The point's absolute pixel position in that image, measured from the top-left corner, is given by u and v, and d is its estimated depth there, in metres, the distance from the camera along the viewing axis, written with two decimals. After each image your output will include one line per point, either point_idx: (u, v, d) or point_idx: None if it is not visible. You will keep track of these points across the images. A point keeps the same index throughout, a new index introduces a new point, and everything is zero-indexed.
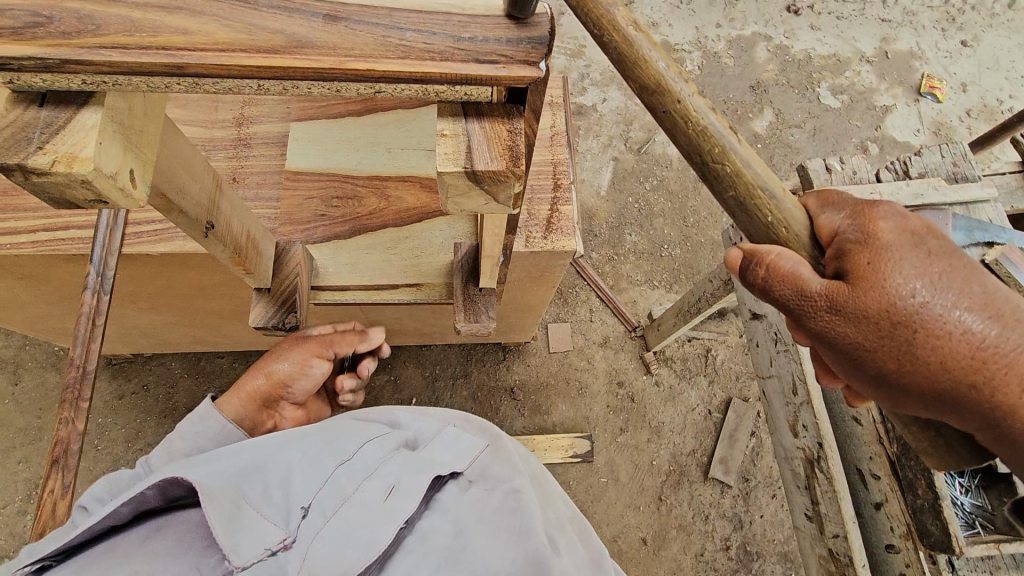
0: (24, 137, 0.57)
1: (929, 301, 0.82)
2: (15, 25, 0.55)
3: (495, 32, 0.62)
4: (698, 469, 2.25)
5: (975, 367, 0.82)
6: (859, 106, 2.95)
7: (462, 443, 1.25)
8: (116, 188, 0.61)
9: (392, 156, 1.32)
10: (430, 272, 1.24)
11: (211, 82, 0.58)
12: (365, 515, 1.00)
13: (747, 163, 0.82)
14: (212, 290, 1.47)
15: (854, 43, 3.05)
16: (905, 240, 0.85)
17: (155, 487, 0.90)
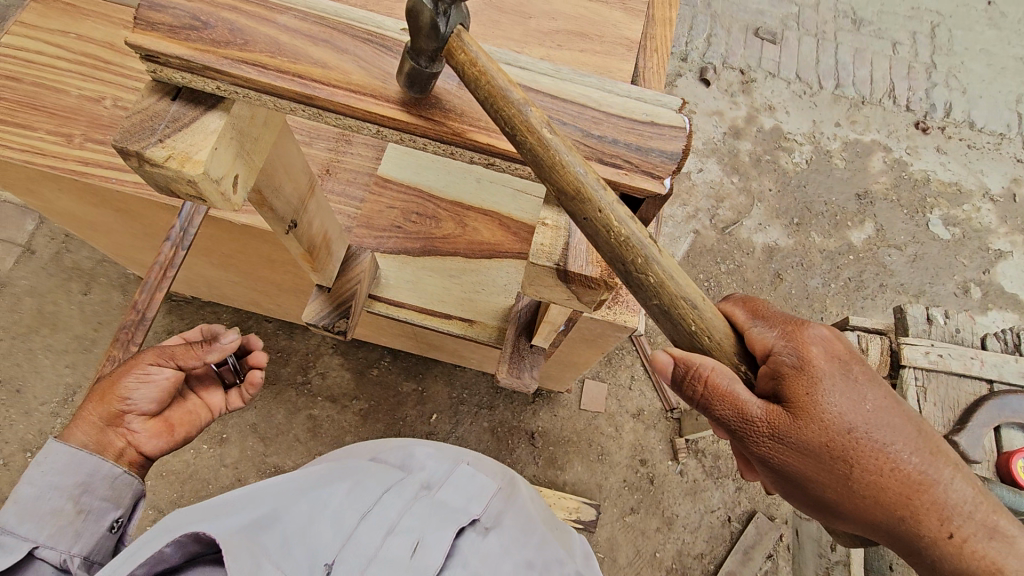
0: (151, 127, 0.69)
1: (850, 424, 0.91)
2: (189, 34, 0.70)
3: (619, 141, 0.76)
4: (701, 575, 2.15)
5: (897, 497, 0.91)
6: (970, 243, 2.75)
7: (474, 482, 1.30)
8: (217, 191, 0.70)
9: (480, 186, 1.31)
10: (487, 313, 1.22)
11: (333, 118, 0.73)
12: (388, 570, 1.03)
13: (671, 276, 0.74)
14: (280, 266, 1.51)
15: (981, 176, 2.86)
16: (832, 367, 0.93)
17: (172, 545, 0.98)
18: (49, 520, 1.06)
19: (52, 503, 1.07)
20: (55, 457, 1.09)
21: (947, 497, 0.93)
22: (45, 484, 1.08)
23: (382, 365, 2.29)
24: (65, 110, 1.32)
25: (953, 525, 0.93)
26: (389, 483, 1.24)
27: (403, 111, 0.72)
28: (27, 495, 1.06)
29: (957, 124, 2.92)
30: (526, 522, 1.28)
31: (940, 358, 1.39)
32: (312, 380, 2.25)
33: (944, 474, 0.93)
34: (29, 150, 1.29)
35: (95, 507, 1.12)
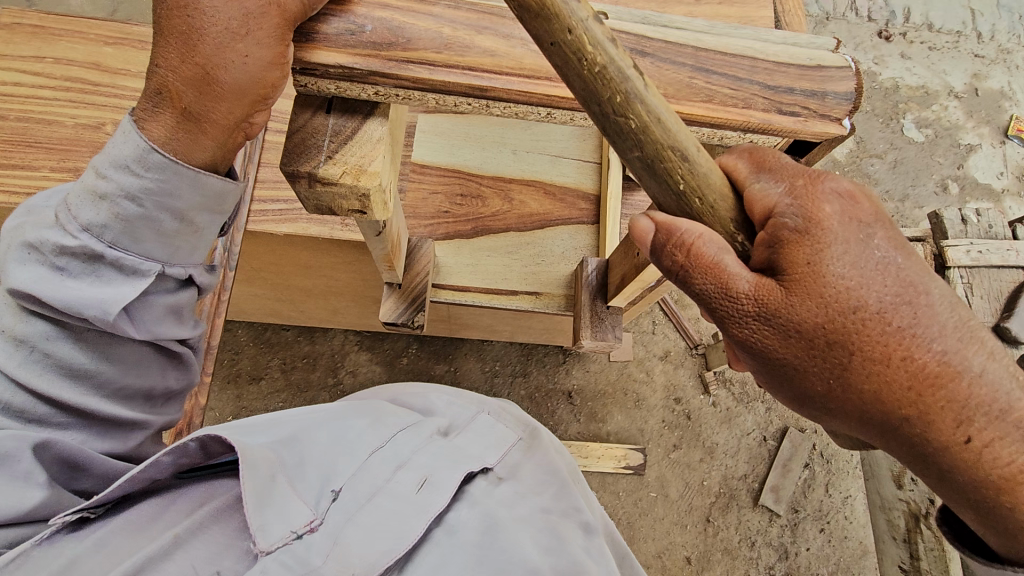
0: (316, 144, 0.69)
1: (864, 304, 0.69)
2: (346, 40, 0.66)
3: (795, 89, 0.75)
4: (748, 494, 2.27)
5: (915, 394, 0.69)
6: (942, 142, 2.87)
7: (496, 429, 1.04)
8: (381, 200, 0.72)
9: (517, 157, 1.30)
10: (551, 282, 1.23)
11: (501, 109, 0.70)
12: (391, 509, 0.84)
13: (659, 121, 0.64)
14: (313, 271, 1.46)
15: (944, 76, 2.95)
16: (850, 230, 0.70)
17: (197, 441, 0.77)
18: (165, 240, 0.82)
19: (155, 217, 0.79)
20: (161, 174, 0.77)
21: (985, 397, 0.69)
22: (152, 204, 0.78)
23: (410, 353, 2.26)
24: (64, 142, 1.22)
25: (989, 434, 0.69)
26: (406, 416, 1.02)
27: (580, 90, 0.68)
28: (131, 214, 0.77)
29: (916, 28, 2.99)
30: (553, 470, 0.99)
31: (979, 254, 1.50)
32: (343, 380, 2.21)
33: (980, 366, 0.70)
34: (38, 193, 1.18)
35: (208, 223, 0.86)
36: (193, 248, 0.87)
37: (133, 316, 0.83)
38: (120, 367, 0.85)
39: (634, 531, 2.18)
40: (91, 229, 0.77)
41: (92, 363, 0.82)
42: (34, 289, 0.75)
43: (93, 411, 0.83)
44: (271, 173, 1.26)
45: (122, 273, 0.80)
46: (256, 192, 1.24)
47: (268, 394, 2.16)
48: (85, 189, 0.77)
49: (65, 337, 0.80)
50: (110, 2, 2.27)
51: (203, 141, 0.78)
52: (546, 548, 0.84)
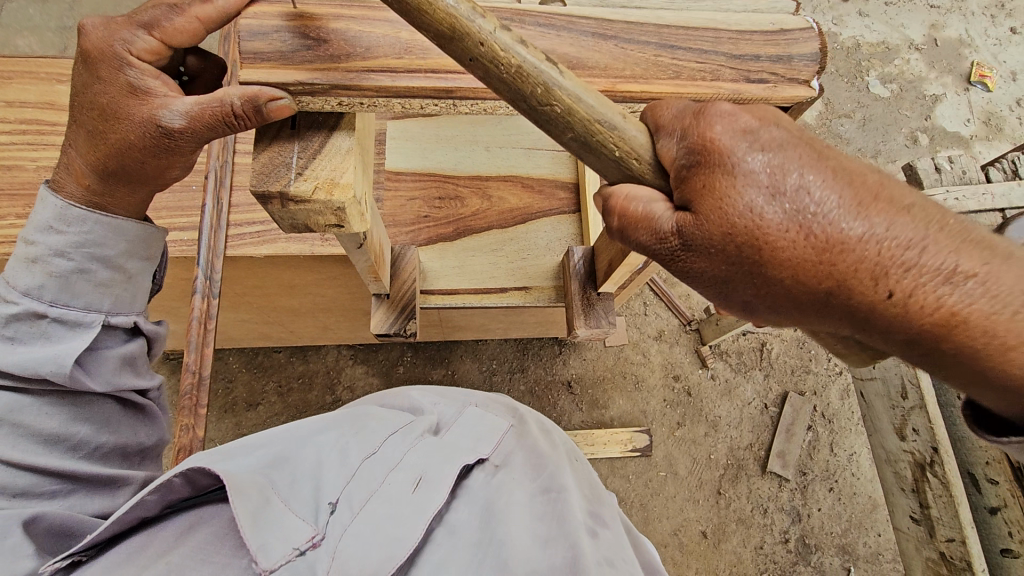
0: (286, 164, 0.68)
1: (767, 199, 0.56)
2: (305, 56, 0.65)
3: (760, 56, 0.71)
4: (755, 463, 2.28)
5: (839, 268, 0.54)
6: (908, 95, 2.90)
7: (485, 422, 1.05)
8: (358, 211, 0.71)
9: (491, 154, 1.29)
10: (540, 276, 1.22)
11: (468, 106, 0.68)
12: (389, 511, 0.83)
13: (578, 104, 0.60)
14: (299, 290, 1.44)
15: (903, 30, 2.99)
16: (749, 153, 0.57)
17: (181, 477, 0.77)
18: (96, 289, 0.88)
19: (87, 268, 0.86)
20: (83, 225, 0.85)
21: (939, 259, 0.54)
22: (82, 256, 0.86)
23: (406, 361, 2.25)
24: (26, 188, 1.18)
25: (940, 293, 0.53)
26: (396, 420, 1.03)
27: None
28: (64, 268, 0.84)
29: None
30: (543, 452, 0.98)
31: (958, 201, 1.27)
32: (342, 397, 2.19)
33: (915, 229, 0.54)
34: (5, 242, 1.14)
35: (140, 269, 0.93)
36: (130, 295, 0.92)
37: (87, 370, 0.86)
38: (89, 426, 0.87)
39: (648, 512, 2.20)
40: (30, 292, 0.83)
41: (63, 426, 0.83)
42: None
43: (75, 473, 0.83)
44: (244, 196, 1.24)
45: (65, 327, 0.85)
46: (230, 216, 1.22)
47: (267, 420, 2.14)
48: (18, 260, 0.84)
49: (29, 407, 0.82)
50: (59, 40, 2.22)
51: (122, 190, 0.87)
52: (544, 532, 0.84)
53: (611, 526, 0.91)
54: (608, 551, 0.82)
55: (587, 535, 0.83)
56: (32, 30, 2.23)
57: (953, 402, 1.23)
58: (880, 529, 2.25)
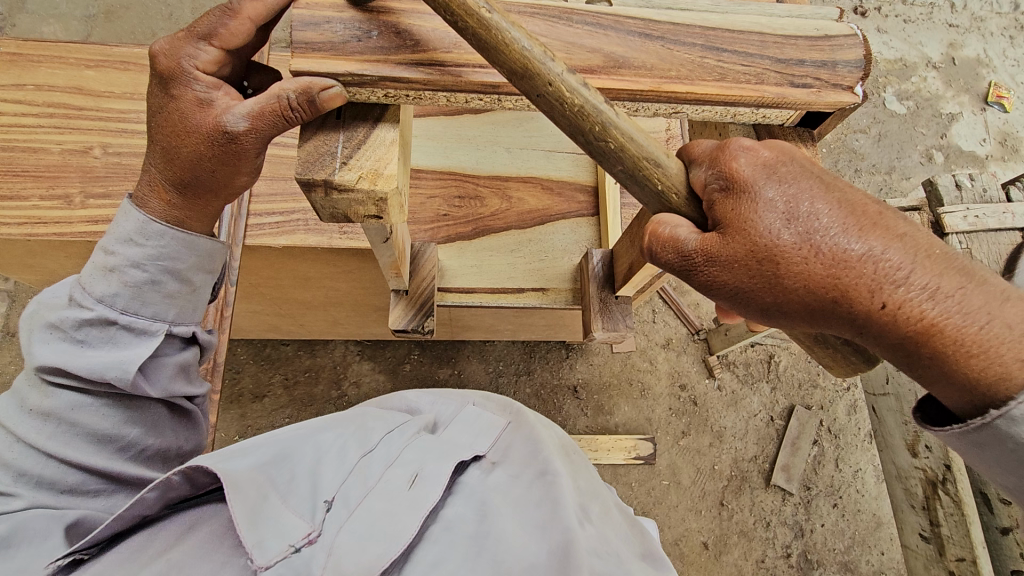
0: (329, 151, 0.68)
1: (786, 227, 0.64)
2: (353, 47, 0.66)
3: (805, 60, 0.71)
4: (759, 475, 2.28)
5: (844, 282, 0.62)
6: (924, 113, 2.90)
7: (481, 421, 1.10)
8: (398, 202, 0.70)
9: (513, 155, 1.29)
10: (557, 277, 1.22)
11: (511, 101, 0.70)
12: (386, 506, 0.84)
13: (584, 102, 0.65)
14: (313, 282, 1.45)
15: (921, 48, 3.00)
16: (765, 191, 0.66)
17: (181, 474, 0.77)
18: (166, 301, 0.89)
19: (158, 280, 0.87)
20: (159, 240, 0.87)
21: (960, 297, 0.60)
22: (154, 268, 0.87)
23: (413, 359, 2.25)
24: (51, 169, 1.19)
25: (923, 309, 0.60)
26: (392, 422, 1.06)
27: (595, 77, 0.67)
28: (136, 280, 0.85)
29: (890, 2, 3.04)
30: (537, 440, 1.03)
31: (978, 219, 1.24)
32: (348, 392, 2.19)
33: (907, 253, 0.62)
34: (26, 222, 1.15)
35: (203, 282, 0.94)
36: (196, 308, 0.94)
37: (148, 376, 0.87)
38: (141, 429, 0.88)
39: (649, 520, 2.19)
40: (104, 299, 0.84)
41: (115, 428, 0.85)
42: (58, 362, 0.81)
43: (121, 476, 0.85)
44: (265, 186, 1.24)
45: (132, 334, 0.86)
46: (250, 205, 1.22)
47: (273, 412, 2.14)
48: (95, 267, 0.85)
49: (87, 408, 0.84)
50: (83, 28, 2.24)
51: (203, 205, 0.89)
52: (538, 521, 0.88)
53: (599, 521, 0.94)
54: (599, 544, 0.85)
55: (579, 526, 0.86)
56: (56, 17, 2.24)
57: None
58: (883, 547, 2.24)
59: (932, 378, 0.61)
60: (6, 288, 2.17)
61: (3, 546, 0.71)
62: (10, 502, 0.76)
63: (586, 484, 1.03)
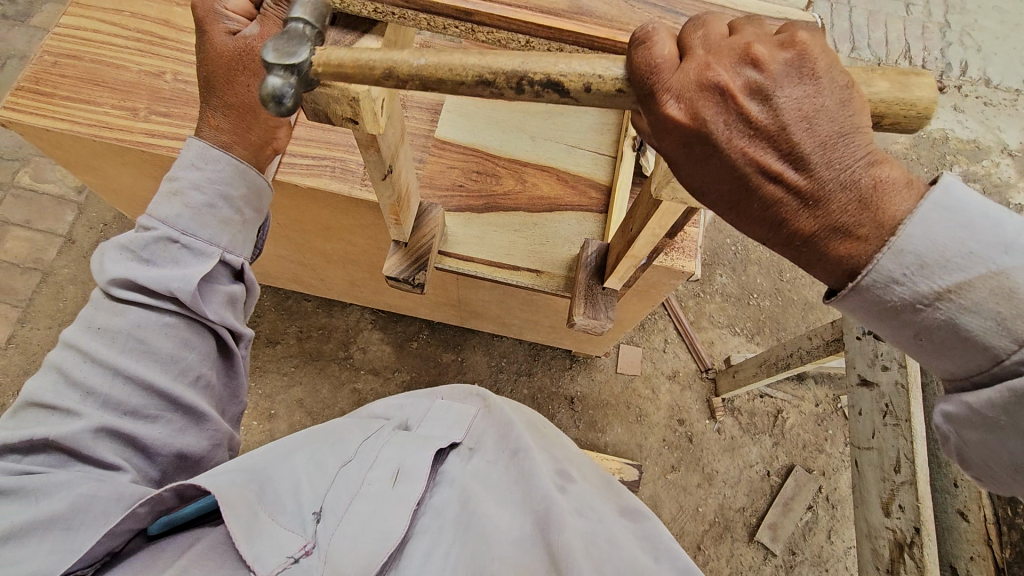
0: (316, 48, 0.78)
1: (775, 95, 0.61)
2: None
3: None
4: (744, 527, 2.19)
5: (792, 161, 0.61)
6: (990, 198, 2.78)
7: (453, 414, 1.20)
8: (371, 108, 0.77)
9: (535, 143, 1.36)
10: (554, 264, 1.26)
11: (485, 33, 0.78)
12: (372, 505, 0.94)
13: (482, 61, 0.65)
14: (335, 233, 1.54)
15: (998, 133, 2.90)
16: (781, 79, 0.62)
17: (172, 490, 0.84)
18: (222, 226, 0.96)
19: (215, 205, 0.94)
20: (217, 165, 0.95)
21: (843, 215, 0.60)
22: (213, 192, 0.94)
23: (421, 337, 2.32)
24: (127, 84, 1.35)
25: (843, 213, 0.60)
26: (368, 431, 1.16)
27: (558, 18, 0.76)
28: (196, 201, 0.93)
29: (972, 82, 2.97)
30: (505, 422, 1.14)
31: None
32: (354, 355, 2.28)
33: (854, 161, 0.60)
34: (97, 125, 1.31)
35: (252, 217, 1.01)
36: (246, 236, 1.00)
37: (202, 296, 0.93)
38: (195, 354, 0.93)
39: None
40: (168, 221, 0.92)
41: (174, 350, 0.91)
42: (130, 276, 0.88)
43: (178, 399, 0.91)
44: (303, 131, 1.36)
45: (190, 254, 0.93)
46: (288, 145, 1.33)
47: (281, 359, 2.25)
48: (164, 192, 0.93)
49: (151, 327, 0.89)
50: None
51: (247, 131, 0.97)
52: (516, 497, 0.99)
53: (577, 481, 1.05)
54: (577, 504, 0.97)
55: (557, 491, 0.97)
56: None
57: (948, 488, 1.15)
58: None
59: (821, 256, 0.62)
60: (78, 200, 2.40)
61: (64, 518, 0.78)
62: (77, 421, 0.84)
63: (562, 453, 1.14)
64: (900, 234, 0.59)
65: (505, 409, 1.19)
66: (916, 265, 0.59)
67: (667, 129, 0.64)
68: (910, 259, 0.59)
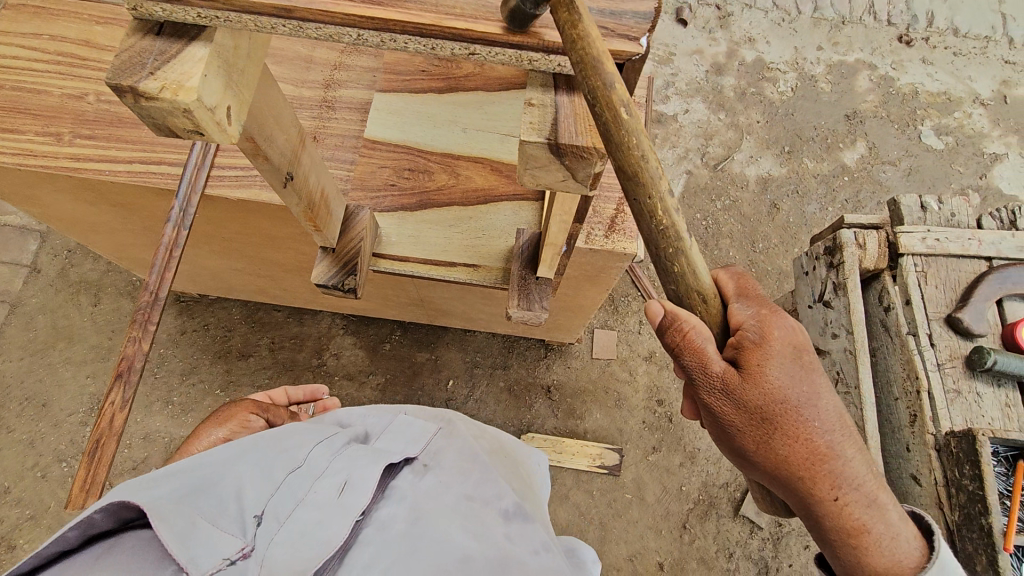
0: (139, 61, 0.63)
1: (807, 407, 0.89)
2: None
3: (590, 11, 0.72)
4: (729, 503, 2.17)
5: (808, 456, 0.89)
6: (964, 150, 2.73)
7: (413, 429, 1.18)
8: (212, 121, 0.64)
9: (467, 135, 1.33)
10: (491, 256, 1.24)
11: (314, 30, 0.67)
12: (314, 515, 0.90)
13: (628, 134, 0.69)
14: (280, 242, 1.53)
15: (969, 83, 2.84)
16: (806, 396, 0.89)
17: (104, 509, 0.77)
18: None
19: None
20: None
21: (838, 505, 0.90)
22: None
23: (393, 339, 2.31)
24: (49, 110, 1.33)
25: (840, 493, 0.90)
26: (321, 435, 1.12)
27: (383, 8, 0.66)
28: None
29: (940, 33, 2.90)
30: (471, 453, 1.15)
31: (938, 242, 1.16)
32: (327, 362, 2.27)
33: (850, 451, 0.91)
34: (20, 154, 1.29)
35: None
36: None
37: None
38: None
39: (606, 532, 2.12)
40: None
41: None
42: None
43: None
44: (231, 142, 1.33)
45: None
46: (216, 159, 1.31)
47: (254, 371, 2.24)
48: None
49: None
50: None
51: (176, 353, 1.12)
52: (468, 521, 0.95)
53: (530, 519, 1.05)
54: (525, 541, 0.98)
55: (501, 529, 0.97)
56: None
57: (903, 453, 1.11)
58: None
59: (821, 520, 0.91)
60: (40, 229, 2.39)
61: None
62: None
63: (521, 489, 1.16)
64: (880, 523, 0.90)
65: (466, 439, 1.20)
66: (889, 540, 0.91)
67: (723, 414, 0.90)
68: (881, 536, 0.90)
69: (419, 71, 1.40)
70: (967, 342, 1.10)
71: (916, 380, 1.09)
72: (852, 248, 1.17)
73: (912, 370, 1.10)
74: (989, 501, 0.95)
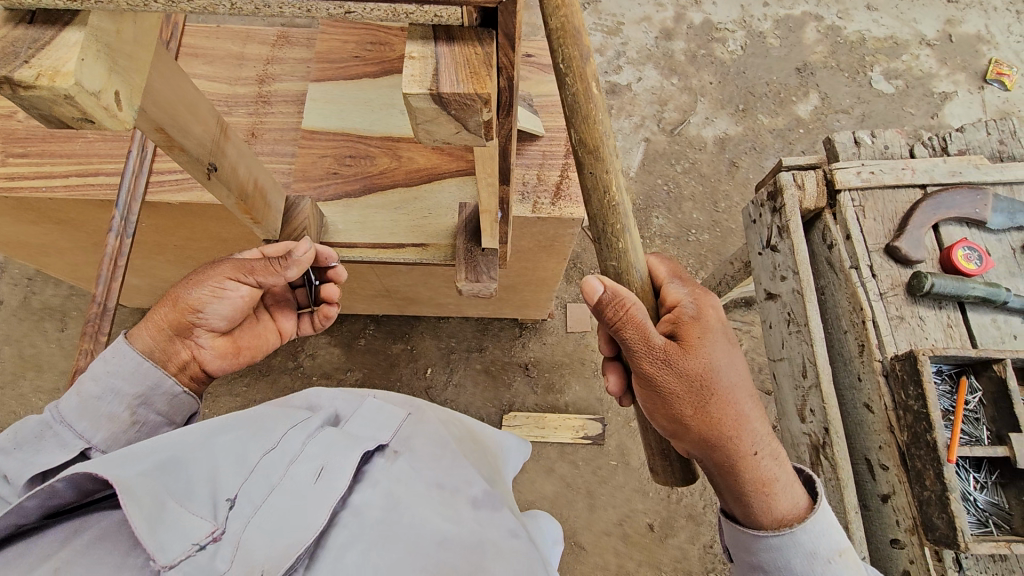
0: (12, 52, 0.62)
1: (731, 372, 0.97)
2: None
3: None
4: None
5: (731, 415, 0.95)
6: (914, 92, 2.76)
7: (384, 410, 1.10)
8: (95, 105, 0.64)
9: (405, 117, 1.33)
10: (437, 233, 1.25)
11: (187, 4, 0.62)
12: (287, 504, 0.85)
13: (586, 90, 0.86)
14: (232, 244, 1.52)
15: (914, 25, 2.87)
16: (730, 363, 0.98)
17: (66, 481, 0.76)
18: (105, 424, 0.97)
19: (107, 400, 0.97)
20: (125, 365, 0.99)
21: (755, 464, 0.95)
22: (106, 385, 0.97)
23: (367, 333, 2.31)
24: None
25: (757, 454, 0.96)
26: (291, 417, 1.05)
27: None
28: (90, 391, 0.96)
29: None
30: (441, 440, 1.09)
31: (873, 175, 1.19)
32: (303, 363, 2.26)
33: (762, 414, 0.99)
34: None
35: (146, 419, 1.02)
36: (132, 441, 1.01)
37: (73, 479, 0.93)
38: None
39: (594, 500, 2.15)
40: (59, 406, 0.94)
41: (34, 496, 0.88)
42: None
43: None
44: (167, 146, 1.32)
45: (70, 438, 0.93)
46: (153, 164, 1.29)
47: (231, 380, 2.23)
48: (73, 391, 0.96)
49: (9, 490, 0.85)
50: None
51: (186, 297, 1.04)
52: (443, 505, 0.92)
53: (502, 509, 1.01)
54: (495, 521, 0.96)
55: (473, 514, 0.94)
56: None
57: (855, 383, 1.14)
58: None
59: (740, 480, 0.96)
60: None
61: None
62: None
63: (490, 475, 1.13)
64: (788, 481, 0.96)
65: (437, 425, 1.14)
66: (800, 495, 0.97)
67: (655, 379, 0.96)
68: (791, 492, 0.96)
69: (351, 57, 1.38)
70: (907, 270, 1.13)
71: (861, 311, 1.12)
72: (792, 189, 1.19)
73: (857, 303, 1.13)
74: (933, 417, 0.98)
